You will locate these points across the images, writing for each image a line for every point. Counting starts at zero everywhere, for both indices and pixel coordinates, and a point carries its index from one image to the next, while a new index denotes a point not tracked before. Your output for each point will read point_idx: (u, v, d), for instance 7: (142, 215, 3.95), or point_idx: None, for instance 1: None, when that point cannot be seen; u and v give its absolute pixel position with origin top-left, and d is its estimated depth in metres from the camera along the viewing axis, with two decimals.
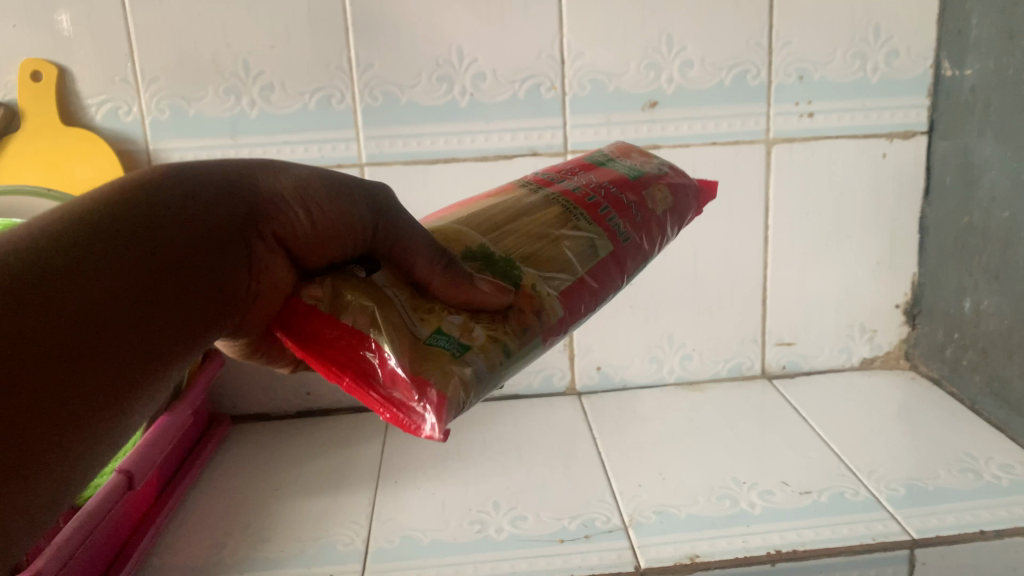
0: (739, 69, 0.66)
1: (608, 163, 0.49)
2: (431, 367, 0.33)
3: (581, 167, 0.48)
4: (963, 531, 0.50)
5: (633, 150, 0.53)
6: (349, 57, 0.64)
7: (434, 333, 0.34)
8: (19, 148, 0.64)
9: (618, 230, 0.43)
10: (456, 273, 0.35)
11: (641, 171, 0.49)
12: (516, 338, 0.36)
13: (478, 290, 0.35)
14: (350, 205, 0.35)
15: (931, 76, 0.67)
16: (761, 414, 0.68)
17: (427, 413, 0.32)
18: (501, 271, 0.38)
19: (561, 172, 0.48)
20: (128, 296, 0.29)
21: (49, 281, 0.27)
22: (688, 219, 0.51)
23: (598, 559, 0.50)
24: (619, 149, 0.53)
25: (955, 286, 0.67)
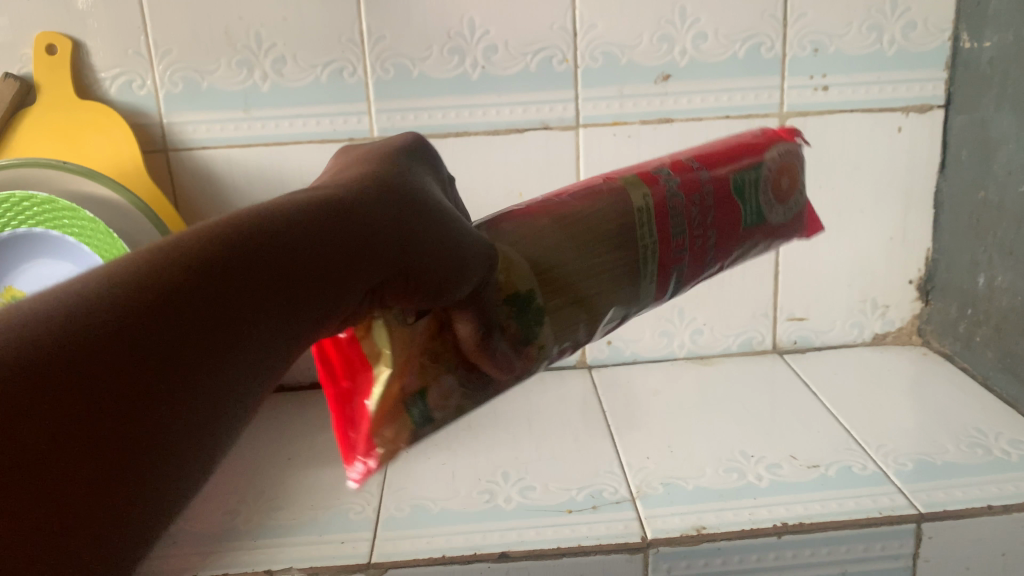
0: (753, 42, 0.65)
1: (735, 172, 0.42)
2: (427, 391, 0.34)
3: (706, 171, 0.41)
4: (970, 505, 0.51)
5: (791, 166, 0.46)
6: (360, 30, 0.64)
7: (416, 393, 0.34)
8: (34, 122, 0.64)
9: (676, 282, 0.40)
10: (479, 348, 0.34)
11: (755, 194, 0.43)
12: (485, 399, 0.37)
13: (483, 359, 0.35)
14: (430, 239, 0.31)
15: (950, 48, 0.66)
16: (771, 388, 0.68)
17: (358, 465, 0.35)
18: (525, 322, 0.36)
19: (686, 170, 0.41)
20: (237, 308, 0.25)
21: (136, 311, 0.22)
22: (786, 239, 0.47)
23: (604, 529, 0.50)
24: (761, 151, 0.45)
25: (969, 262, 0.66)
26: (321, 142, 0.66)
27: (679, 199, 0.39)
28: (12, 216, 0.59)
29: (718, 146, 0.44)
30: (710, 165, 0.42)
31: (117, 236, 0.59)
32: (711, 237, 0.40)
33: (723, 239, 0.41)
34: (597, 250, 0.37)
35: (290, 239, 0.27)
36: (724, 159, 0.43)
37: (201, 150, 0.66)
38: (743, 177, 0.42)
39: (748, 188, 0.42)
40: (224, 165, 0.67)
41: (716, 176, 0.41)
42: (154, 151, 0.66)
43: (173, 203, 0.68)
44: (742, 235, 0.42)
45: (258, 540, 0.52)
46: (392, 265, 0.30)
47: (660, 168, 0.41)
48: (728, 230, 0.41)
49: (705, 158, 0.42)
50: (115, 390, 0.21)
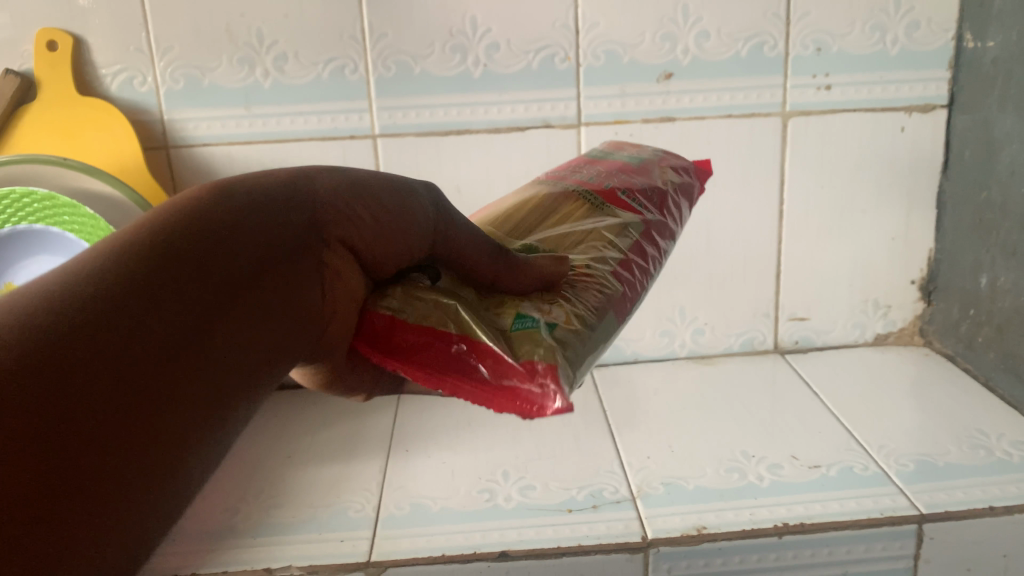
0: (756, 41, 0.65)
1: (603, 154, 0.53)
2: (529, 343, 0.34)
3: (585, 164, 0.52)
4: (971, 506, 0.50)
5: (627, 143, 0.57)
6: (361, 27, 0.64)
7: (517, 318, 0.35)
8: (35, 118, 0.64)
9: (642, 208, 0.46)
10: (506, 258, 0.37)
11: (637, 155, 0.53)
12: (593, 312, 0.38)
13: (527, 271, 0.38)
14: (403, 214, 0.34)
15: (953, 48, 0.65)
16: (772, 388, 0.68)
17: (539, 389, 0.32)
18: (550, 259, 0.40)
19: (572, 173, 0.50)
20: (218, 293, 0.26)
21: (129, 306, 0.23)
22: (697, 192, 0.53)
23: (605, 529, 0.50)
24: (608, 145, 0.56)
25: (972, 262, 0.66)
26: (322, 140, 0.66)
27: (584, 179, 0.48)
28: (12, 212, 0.59)
29: (583, 159, 0.53)
30: (587, 166, 0.51)
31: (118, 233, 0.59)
32: (636, 182, 0.48)
33: (646, 182, 0.49)
34: (563, 204, 0.46)
35: (252, 226, 0.28)
36: (593, 159, 0.53)
37: (201, 147, 0.66)
38: (623, 155, 0.53)
39: (618, 155, 0.53)
40: (224, 162, 0.67)
41: (594, 163, 0.52)
42: (154, 148, 0.66)
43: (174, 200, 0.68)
44: (653, 173, 0.50)
45: (258, 538, 0.51)
46: (351, 233, 0.32)
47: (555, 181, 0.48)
48: (643, 175, 0.49)
49: (573, 163, 0.52)
50: (131, 377, 0.22)
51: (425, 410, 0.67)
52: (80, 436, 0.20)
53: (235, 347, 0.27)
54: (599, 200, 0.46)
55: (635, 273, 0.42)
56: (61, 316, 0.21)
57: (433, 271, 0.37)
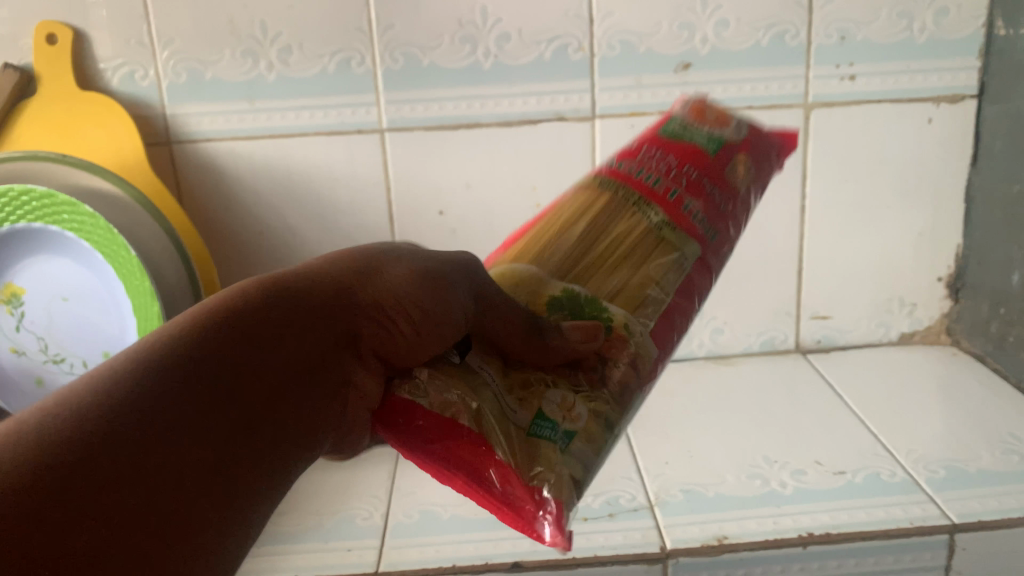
0: (777, 29, 0.62)
1: (683, 134, 0.47)
2: (544, 467, 0.34)
3: (657, 145, 0.46)
4: (1006, 516, 0.48)
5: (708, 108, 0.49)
6: (368, 18, 0.62)
7: (536, 420, 0.35)
8: (34, 114, 0.63)
9: (705, 230, 0.43)
10: (536, 342, 0.36)
11: (718, 140, 0.47)
12: (615, 405, 0.37)
13: (558, 348, 0.36)
14: (450, 301, 0.34)
15: (983, 35, 0.63)
16: (794, 390, 0.65)
17: (545, 521, 0.33)
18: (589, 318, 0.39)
19: (636, 156, 0.45)
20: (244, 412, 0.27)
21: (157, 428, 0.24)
22: (770, 173, 0.50)
23: (621, 539, 0.48)
24: (689, 111, 0.49)
25: (1003, 259, 0.64)
26: (328, 134, 0.64)
27: (654, 170, 0.44)
28: (11, 210, 0.57)
29: (658, 134, 0.47)
30: (652, 142, 0.46)
31: (117, 231, 0.57)
32: (707, 187, 0.44)
33: (719, 198, 0.44)
34: (617, 224, 0.42)
35: (282, 336, 0.30)
36: (657, 136, 0.47)
37: (205, 143, 0.64)
38: (708, 141, 0.46)
39: (694, 136, 0.46)
40: (228, 158, 0.65)
41: (669, 145, 0.46)
42: (157, 144, 0.65)
43: (177, 196, 0.66)
44: (727, 182, 0.45)
45: (263, 547, 0.50)
46: (386, 336, 0.33)
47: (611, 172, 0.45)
48: (709, 175, 0.44)
49: (651, 138, 0.47)
50: (155, 497, 0.23)
51: None
52: (107, 546, 0.22)
53: (270, 445, 0.29)
54: (662, 221, 0.42)
55: (676, 321, 0.41)
56: (111, 411, 0.24)
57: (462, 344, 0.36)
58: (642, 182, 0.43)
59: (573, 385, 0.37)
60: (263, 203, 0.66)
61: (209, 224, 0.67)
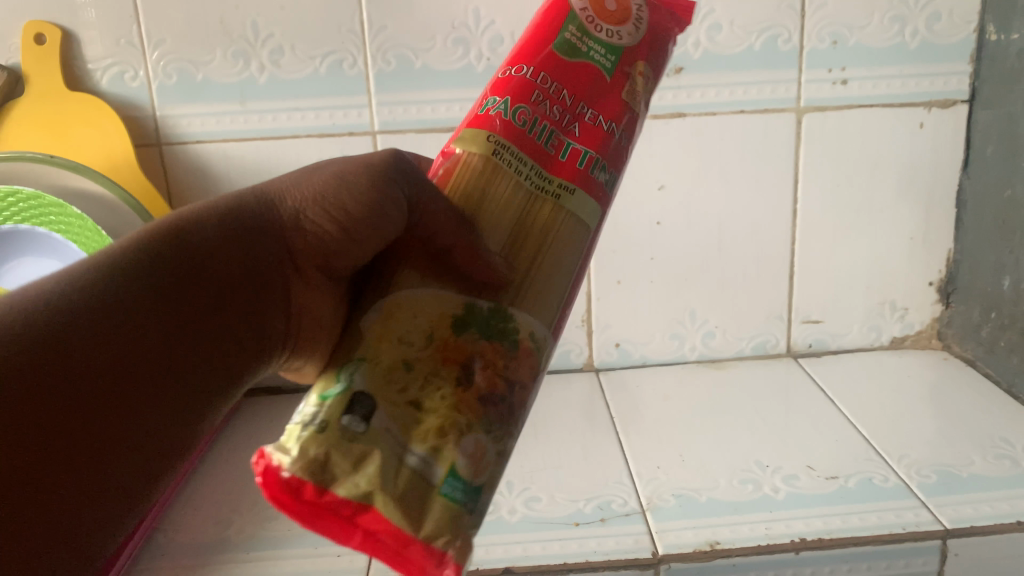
0: (770, 34, 0.62)
1: (580, 47, 0.35)
2: (443, 529, 0.26)
3: (543, 70, 0.34)
4: (998, 521, 0.48)
5: None
6: (361, 20, 0.61)
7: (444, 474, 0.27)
8: (23, 115, 0.62)
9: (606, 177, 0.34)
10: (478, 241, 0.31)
11: (615, 54, 0.35)
12: (514, 421, 0.30)
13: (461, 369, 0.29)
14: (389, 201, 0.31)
15: (975, 41, 0.63)
16: (786, 394, 0.65)
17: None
18: (496, 330, 0.30)
19: (530, 94, 0.34)
20: (150, 352, 0.27)
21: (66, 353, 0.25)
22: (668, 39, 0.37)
23: (613, 544, 0.48)
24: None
25: (994, 263, 0.64)
26: (319, 136, 0.64)
27: (546, 119, 0.34)
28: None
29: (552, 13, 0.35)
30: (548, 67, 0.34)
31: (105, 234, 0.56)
32: (593, 117, 0.35)
33: (620, 84, 0.35)
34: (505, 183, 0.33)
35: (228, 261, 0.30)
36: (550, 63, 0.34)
37: (195, 144, 0.64)
38: (599, 33, 0.35)
39: (591, 48, 0.35)
40: (219, 159, 0.64)
41: (565, 68, 0.34)
42: (147, 145, 0.64)
43: (167, 198, 0.65)
44: (631, 75, 0.35)
45: (252, 552, 0.49)
46: (317, 248, 0.32)
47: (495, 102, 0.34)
48: (600, 112, 0.35)
49: (537, 48, 0.35)
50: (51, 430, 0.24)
51: None
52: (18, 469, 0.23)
53: (140, 409, 0.27)
54: (557, 184, 0.33)
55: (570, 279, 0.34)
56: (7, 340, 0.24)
57: (364, 405, 0.27)
58: (534, 146, 0.33)
59: (487, 421, 0.29)
60: None
61: None
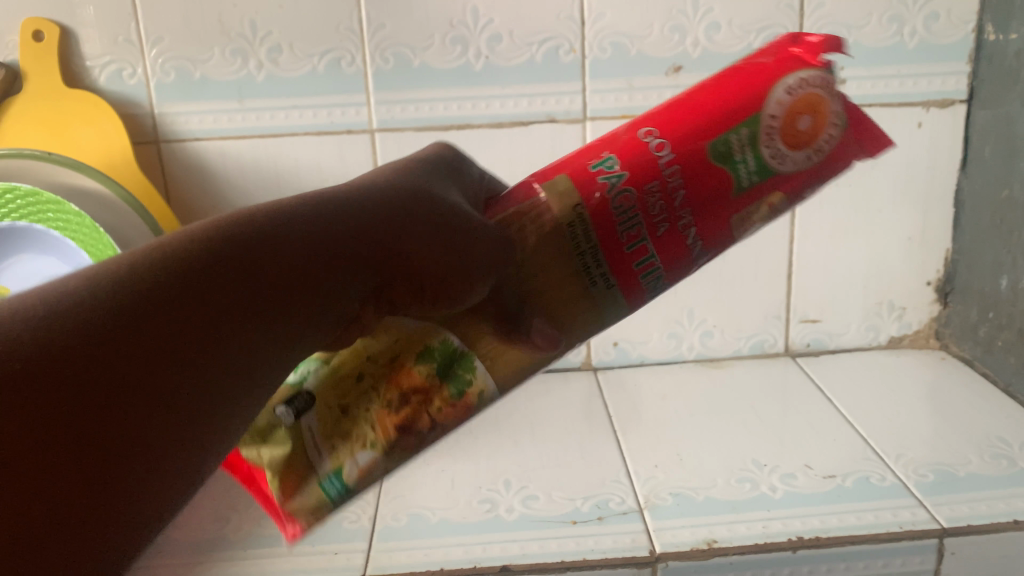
0: (768, 33, 0.62)
1: (733, 151, 0.30)
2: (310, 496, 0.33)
3: (676, 160, 0.31)
4: (995, 520, 0.48)
5: (806, 106, 0.30)
6: (359, 18, 0.61)
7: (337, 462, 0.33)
8: (21, 111, 0.62)
9: (653, 291, 0.32)
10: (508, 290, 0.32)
11: (766, 173, 0.31)
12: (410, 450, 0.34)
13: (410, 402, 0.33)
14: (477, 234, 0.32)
15: (973, 41, 0.63)
16: (783, 393, 0.65)
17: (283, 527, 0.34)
18: (447, 374, 0.33)
19: (644, 178, 0.31)
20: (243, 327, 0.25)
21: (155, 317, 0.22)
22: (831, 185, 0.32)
23: (611, 543, 0.48)
24: (798, 99, 0.30)
25: (991, 263, 0.64)
26: (317, 134, 0.64)
27: (643, 207, 0.31)
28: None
29: (734, 106, 0.30)
30: (683, 155, 0.31)
31: (103, 231, 0.56)
32: (688, 225, 0.31)
33: (746, 208, 0.31)
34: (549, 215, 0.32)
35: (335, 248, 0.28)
36: (694, 146, 0.31)
37: (193, 142, 0.64)
38: (761, 146, 0.30)
39: (746, 160, 0.30)
40: (217, 157, 0.64)
41: (700, 165, 0.31)
42: (144, 143, 0.64)
43: (164, 196, 0.65)
44: (764, 204, 0.31)
45: (249, 550, 0.49)
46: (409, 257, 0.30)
47: (607, 165, 0.31)
48: (699, 226, 0.31)
49: (691, 129, 0.31)
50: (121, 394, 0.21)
51: None
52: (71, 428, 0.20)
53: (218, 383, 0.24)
54: (603, 274, 0.31)
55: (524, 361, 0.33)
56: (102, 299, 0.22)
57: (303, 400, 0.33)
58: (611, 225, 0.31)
59: (391, 447, 0.33)
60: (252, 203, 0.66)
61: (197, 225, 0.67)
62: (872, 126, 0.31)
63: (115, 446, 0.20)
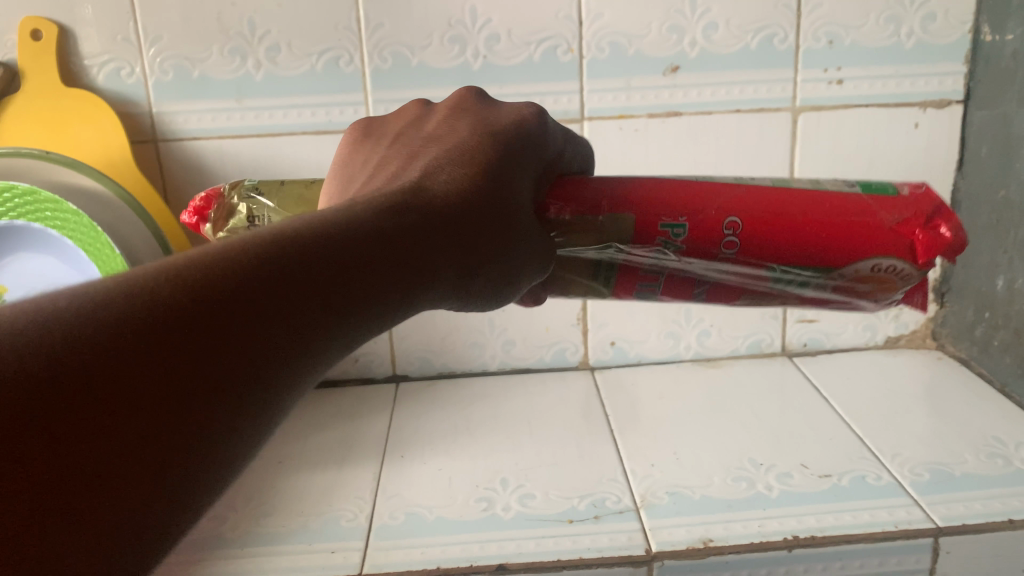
0: (766, 33, 0.62)
1: (792, 267, 0.35)
2: None
3: (742, 250, 0.35)
4: (990, 519, 0.48)
5: (870, 281, 0.36)
6: (357, 17, 0.61)
7: None
8: (19, 111, 0.62)
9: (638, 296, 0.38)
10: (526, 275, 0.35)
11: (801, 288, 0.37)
12: None
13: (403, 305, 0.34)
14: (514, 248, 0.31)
15: (970, 41, 0.63)
16: (780, 393, 0.65)
17: None
18: None
19: (706, 254, 0.35)
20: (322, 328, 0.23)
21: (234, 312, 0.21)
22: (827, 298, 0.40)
23: (607, 541, 0.48)
24: (875, 275, 0.36)
25: (988, 263, 0.64)
26: (316, 133, 0.64)
27: (681, 271, 0.36)
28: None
29: (827, 251, 0.35)
30: (748, 251, 0.35)
31: (102, 231, 0.56)
32: (702, 284, 0.37)
33: (761, 295, 0.37)
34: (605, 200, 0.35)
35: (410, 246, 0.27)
36: (765, 248, 0.35)
37: (192, 141, 0.64)
38: (812, 280, 0.36)
39: (795, 279, 0.36)
40: (215, 156, 0.64)
41: (758, 263, 0.35)
42: (143, 142, 0.64)
43: (162, 196, 0.65)
44: (771, 297, 0.38)
45: (246, 549, 0.49)
46: (467, 257, 0.29)
47: (676, 229, 0.34)
48: (713, 287, 0.37)
49: (773, 235, 0.34)
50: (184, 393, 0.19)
51: (422, 413, 0.65)
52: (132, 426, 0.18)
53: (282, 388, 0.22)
54: (610, 279, 0.37)
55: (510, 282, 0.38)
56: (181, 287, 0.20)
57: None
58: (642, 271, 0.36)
59: None
60: None
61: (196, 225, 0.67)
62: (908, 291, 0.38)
63: (181, 440, 0.19)
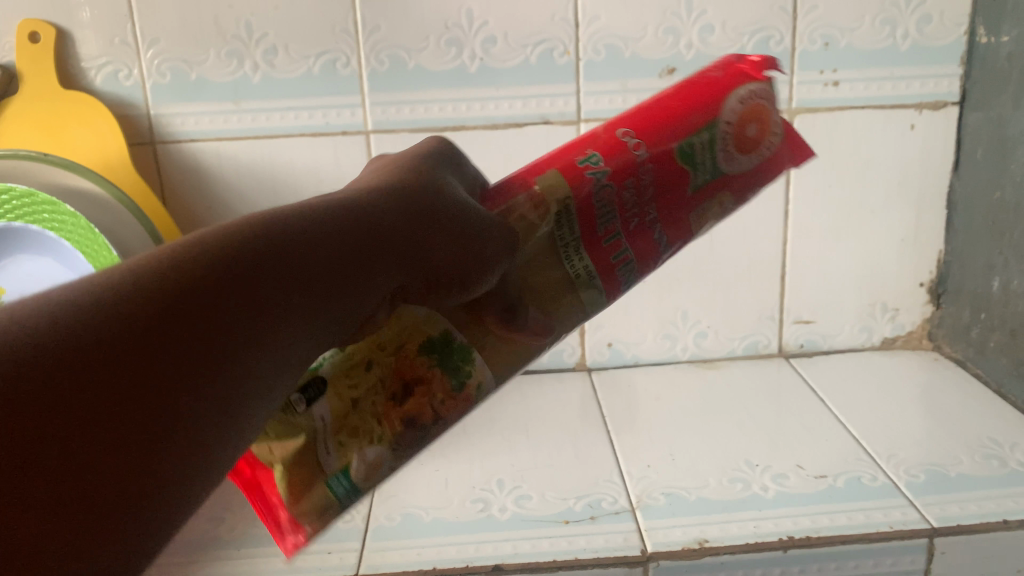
0: (762, 35, 0.63)
1: (694, 150, 0.35)
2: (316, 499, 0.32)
3: (647, 151, 0.35)
4: (985, 520, 0.48)
5: (750, 120, 0.37)
6: (354, 20, 0.62)
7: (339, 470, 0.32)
8: (17, 113, 0.63)
9: (626, 281, 0.36)
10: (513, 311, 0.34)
11: (718, 172, 0.36)
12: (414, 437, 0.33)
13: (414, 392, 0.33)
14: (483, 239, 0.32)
15: (965, 43, 0.63)
16: (777, 394, 0.66)
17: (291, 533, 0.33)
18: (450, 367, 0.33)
19: (624, 170, 0.35)
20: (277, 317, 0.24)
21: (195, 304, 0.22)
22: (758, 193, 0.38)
23: (603, 542, 0.48)
24: (744, 109, 0.36)
25: (984, 265, 0.64)
26: (313, 135, 0.64)
27: (620, 199, 0.35)
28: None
29: (700, 111, 0.36)
30: (654, 144, 0.35)
31: (99, 232, 0.56)
32: (654, 220, 0.35)
33: (699, 205, 0.36)
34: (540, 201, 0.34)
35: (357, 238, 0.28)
36: (661, 138, 0.35)
37: (189, 143, 0.64)
38: (716, 146, 0.36)
39: (705, 161, 0.36)
40: (213, 158, 0.65)
41: (669, 161, 0.35)
42: (140, 144, 0.64)
43: (160, 197, 0.66)
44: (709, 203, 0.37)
45: (242, 550, 0.49)
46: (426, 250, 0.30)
47: (586, 158, 0.35)
48: (663, 220, 0.36)
49: (658, 128, 0.35)
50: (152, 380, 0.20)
51: None
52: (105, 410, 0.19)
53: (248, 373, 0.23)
54: (586, 267, 0.35)
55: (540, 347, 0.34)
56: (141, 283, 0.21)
57: (316, 391, 0.31)
58: (593, 217, 0.34)
59: (398, 439, 0.33)
60: (248, 204, 0.66)
61: (193, 227, 0.67)
62: (799, 140, 0.39)
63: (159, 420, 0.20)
